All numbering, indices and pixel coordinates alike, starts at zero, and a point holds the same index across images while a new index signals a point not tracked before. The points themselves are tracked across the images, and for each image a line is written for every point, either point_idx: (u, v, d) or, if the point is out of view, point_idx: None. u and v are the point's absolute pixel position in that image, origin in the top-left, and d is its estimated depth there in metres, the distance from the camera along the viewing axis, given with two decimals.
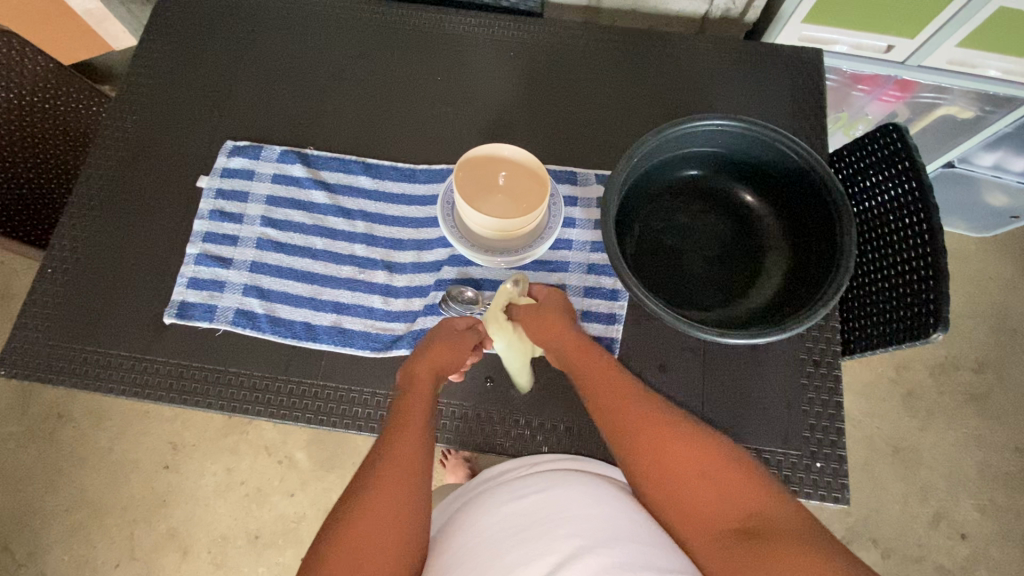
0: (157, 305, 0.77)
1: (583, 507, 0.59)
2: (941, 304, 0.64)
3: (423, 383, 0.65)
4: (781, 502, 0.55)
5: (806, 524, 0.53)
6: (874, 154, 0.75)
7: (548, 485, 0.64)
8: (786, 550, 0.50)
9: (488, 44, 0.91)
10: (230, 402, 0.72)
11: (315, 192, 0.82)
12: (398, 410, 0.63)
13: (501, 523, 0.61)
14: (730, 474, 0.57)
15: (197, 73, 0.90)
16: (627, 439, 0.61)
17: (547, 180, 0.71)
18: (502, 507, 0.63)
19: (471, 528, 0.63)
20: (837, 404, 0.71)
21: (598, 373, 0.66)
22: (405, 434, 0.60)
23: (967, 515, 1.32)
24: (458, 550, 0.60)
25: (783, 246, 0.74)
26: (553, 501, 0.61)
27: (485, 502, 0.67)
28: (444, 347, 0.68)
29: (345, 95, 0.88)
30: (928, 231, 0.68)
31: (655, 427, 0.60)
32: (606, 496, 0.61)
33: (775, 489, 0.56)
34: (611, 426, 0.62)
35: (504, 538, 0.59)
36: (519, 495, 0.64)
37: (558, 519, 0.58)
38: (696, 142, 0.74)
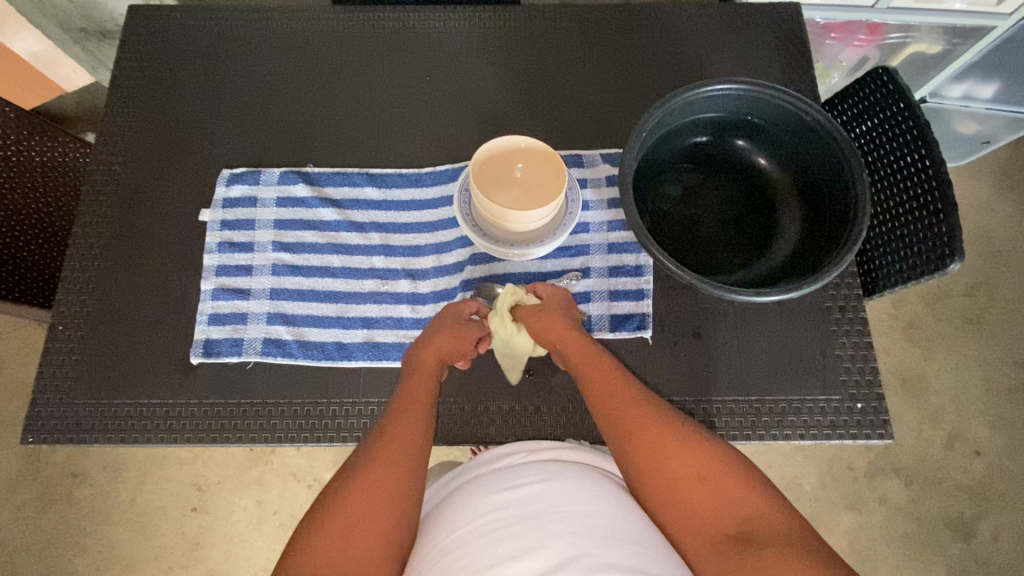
0: (181, 346, 0.75)
1: (580, 503, 0.56)
2: (954, 235, 0.66)
3: (428, 370, 0.67)
4: (778, 508, 0.54)
5: (799, 533, 0.52)
6: (866, 99, 0.77)
7: (548, 474, 0.61)
8: (781, 559, 0.50)
9: (474, 36, 0.90)
10: (275, 433, 0.71)
11: (323, 210, 0.81)
12: (401, 395, 0.65)
13: (495, 512, 0.58)
14: (730, 480, 0.56)
15: (178, 105, 0.87)
16: (629, 438, 0.59)
17: (563, 171, 0.70)
18: (497, 496, 0.59)
19: (461, 516, 0.59)
20: (867, 344, 0.74)
21: (593, 369, 0.65)
22: (404, 422, 0.62)
23: (979, 432, 1.38)
24: (447, 538, 0.57)
25: (795, 199, 0.76)
26: (551, 494, 0.58)
27: (477, 487, 0.63)
28: (447, 341, 0.68)
29: (335, 108, 0.87)
30: (931, 166, 0.70)
31: (656, 428, 0.59)
32: (606, 493, 0.59)
33: (772, 494, 0.55)
34: (611, 424, 0.61)
35: (497, 529, 0.55)
36: (515, 484, 0.60)
37: (554, 513, 0.55)
38: (699, 108, 0.74)
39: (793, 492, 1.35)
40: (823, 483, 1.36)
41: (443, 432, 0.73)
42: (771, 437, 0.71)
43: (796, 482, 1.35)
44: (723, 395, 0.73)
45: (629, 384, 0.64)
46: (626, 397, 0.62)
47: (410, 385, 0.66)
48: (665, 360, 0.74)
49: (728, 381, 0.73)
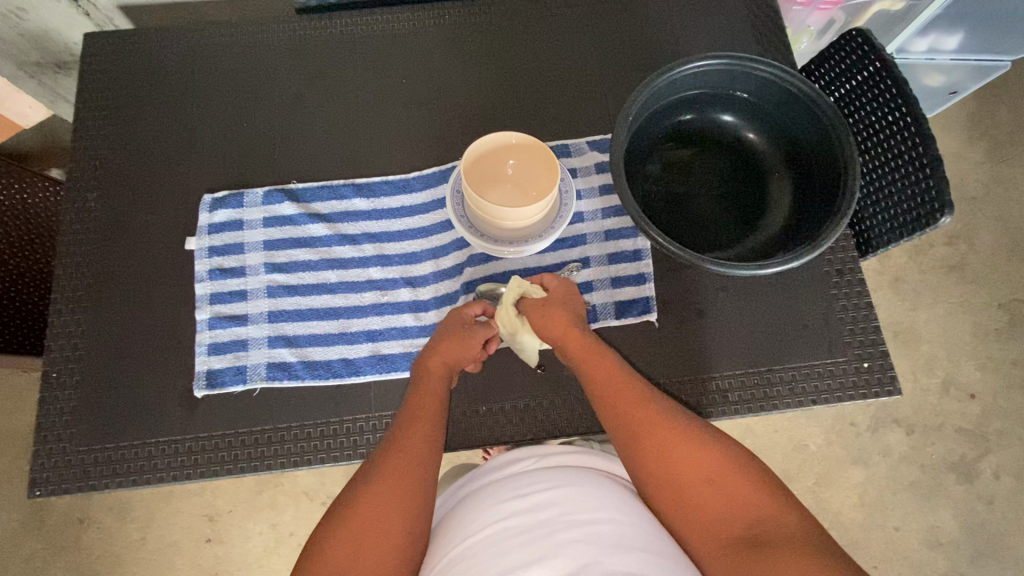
0: (183, 381, 0.73)
1: (590, 510, 0.57)
2: (942, 189, 0.68)
3: (433, 378, 0.67)
4: (787, 508, 0.55)
5: (808, 532, 0.53)
6: (843, 61, 0.78)
7: (559, 481, 0.61)
8: (791, 559, 0.51)
9: (445, 34, 0.88)
10: (290, 457, 0.70)
11: (313, 226, 0.79)
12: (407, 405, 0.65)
13: (505, 521, 0.58)
14: (738, 481, 0.57)
15: (149, 133, 0.84)
16: (638, 441, 0.60)
17: (556, 166, 0.69)
18: (507, 505, 0.60)
19: (472, 525, 0.60)
20: (868, 304, 0.75)
21: (601, 371, 0.65)
22: (413, 433, 0.62)
23: (971, 375, 1.42)
24: (458, 547, 0.58)
25: (784, 168, 0.76)
26: (561, 501, 0.58)
27: (488, 494, 0.63)
28: (451, 346, 0.67)
29: (312, 120, 0.85)
30: (913, 123, 0.71)
31: (664, 429, 0.60)
32: (615, 499, 0.59)
33: (780, 494, 0.56)
34: (618, 428, 0.62)
35: (506, 539, 0.56)
36: (526, 492, 0.60)
37: (565, 521, 0.55)
38: (681, 87, 0.74)
39: (801, 453, 1.38)
40: (828, 442, 1.38)
41: (461, 437, 0.73)
42: (785, 406, 0.72)
43: (802, 444, 1.38)
44: (733, 370, 0.73)
45: (637, 387, 0.64)
46: (635, 400, 0.62)
47: (417, 395, 0.65)
48: (673, 341, 0.74)
49: (736, 355, 0.74)
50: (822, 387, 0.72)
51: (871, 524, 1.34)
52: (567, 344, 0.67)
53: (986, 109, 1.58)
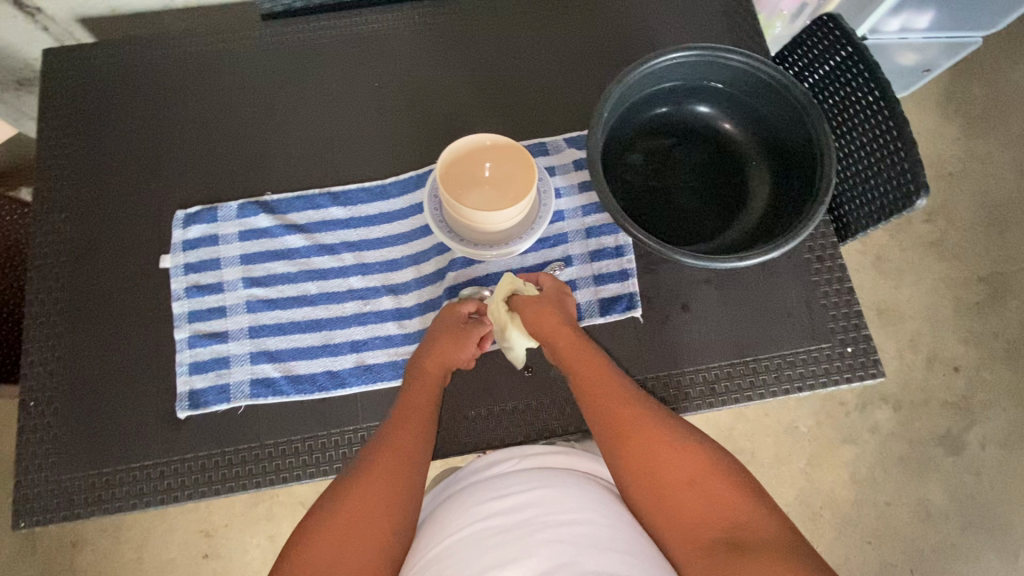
0: (165, 402, 0.72)
1: (569, 511, 0.57)
2: (917, 173, 0.68)
3: (429, 376, 0.68)
4: (763, 511, 0.55)
5: (783, 535, 0.53)
6: (816, 47, 0.78)
7: (538, 482, 0.61)
8: (765, 563, 0.51)
9: (416, 35, 0.87)
10: (279, 474, 0.69)
11: (290, 238, 0.78)
12: (401, 404, 0.66)
13: (483, 523, 0.57)
14: (719, 485, 0.57)
15: (117, 150, 0.82)
16: (623, 439, 0.60)
17: (535, 173, 0.69)
18: (487, 505, 0.60)
19: (450, 527, 0.59)
20: (849, 289, 0.76)
21: (587, 369, 0.66)
22: (404, 433, 0.62)
23: (953, 349, 1.44)
24: (436, 548, 0.57)
25: (761, 157, 0.76)
26: (541, 502, 0.58)
27: (467, 497, 0.63)
28: (450, 343, 0.69)
29: (284, 129, 0.83)
30: (886, 107, 0.71)
31: (650, 430, 0.60)
32: (594, 500, 0.59)
33: (757, 496, 0.57)
34: (602, 427, 0.62)
35: (485, 538, 0.56)
36: (505, 494, 0.60)
37: (543, 521, 0.56)
38: (655, 80, 0.74)
39: (792, 436, 1.39)
40: (818, 422, 1.40)
41: (451, 443, 0.72)
42: (772, 394, 0.72)
43: (793, 426, 1.40)
44: (719, 362, 0.73)
45: (623, 386, 0.65)
46: (619, 399, 0.63)
47: (410, 395, 0.66)
48: (659, 336, 0.74)
49: (722, 346, 0.74)
50: (807, 373, 0.73)
51: (863, 501, 1.36)
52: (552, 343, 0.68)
53: (958, 86, 1.59)
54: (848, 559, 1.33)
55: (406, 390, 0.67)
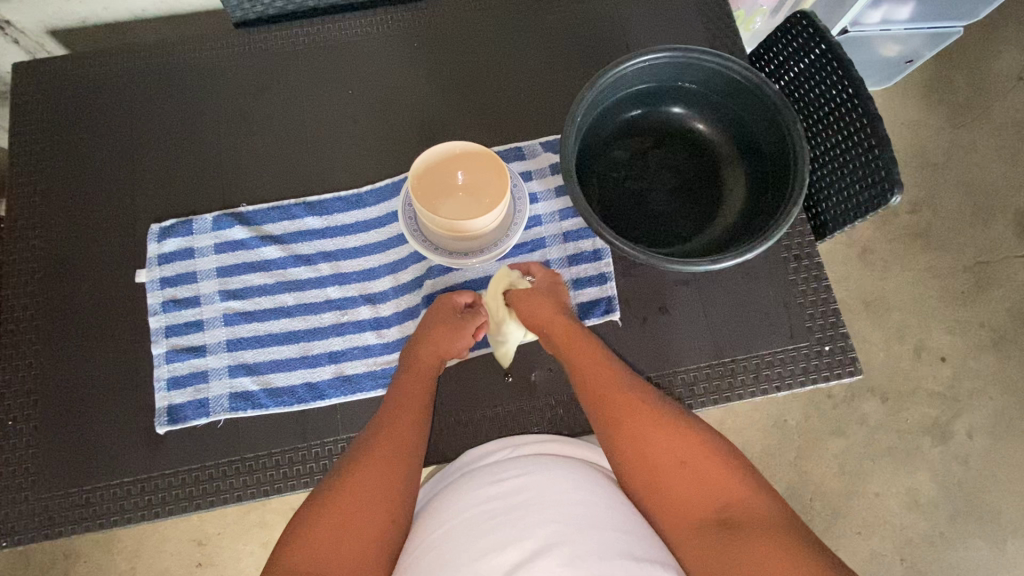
0: (143, 418, 0.72)
1: (563, 492, 0.56)
2: (891, 169, 0.67)
3: (425, 367, 0.69)
4: (759, 492, 0.55)
5: (778, 515, 0.53)
6: (792, 43, 0.77)
7: (531, 466, 0.60)
8: (760, 540, 0.51)
9: (388, 41, 0.86)
10: (259, 486, 0.69)
11: (266, 249, 0.77)
12: (396, 394, 0.66)
13: (478, 508, 0.56)
14: (713, 466, 0.57)
15: (88, 165, 0.82)
16: (616, 426, 0.61)
17: (507, 181, 0.68)
18: (481, 490, 0.58)
19: (445, 513, 0.58)
20: (826, 288, 0.76)
21: (582, 356, 0.67)
22: (398, 424, 0.63)
23: (940, 339, 1.34)
24: (431, 535, 0.57)
25: (737, 156, 0.76)
26: (535, 485, 0.57)
27: (461, 482, 0.62)
28: (442, 332, 0.70)
29: (257, 139, 0.82)
30: (861, 104, 0.70)
31: (643, 414, 0.61)
32: (588, 482, 0.58)
33: (752, 477, 0.56)
34: (597, 413, 0.63)
35: (480, 523, 0.55)
36: (499, 478, 0.59)
37: (538, 503, 0.55)
38: (628, 83, 0.73)
39: (780, 429, 1.32)
40: (807, 416, 1.33)
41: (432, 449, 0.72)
42: (749, 395, 0.73)
43: (781, 420, 1.32)
44: (696, 363, 0.74)
45: (618, 372, 0.65)
46: (614, 384, 0.64)
47: (403, 388, 0.67)
48: (638, 338, 0.75)
49: (701, 347, 0.74)
50: (784, 374, 0.73)
51: (852, 492, 1.29)
52: (549, 331, 0.70)
53: (943, 72, 1.49)
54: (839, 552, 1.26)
55: (398, 381, 0.68)
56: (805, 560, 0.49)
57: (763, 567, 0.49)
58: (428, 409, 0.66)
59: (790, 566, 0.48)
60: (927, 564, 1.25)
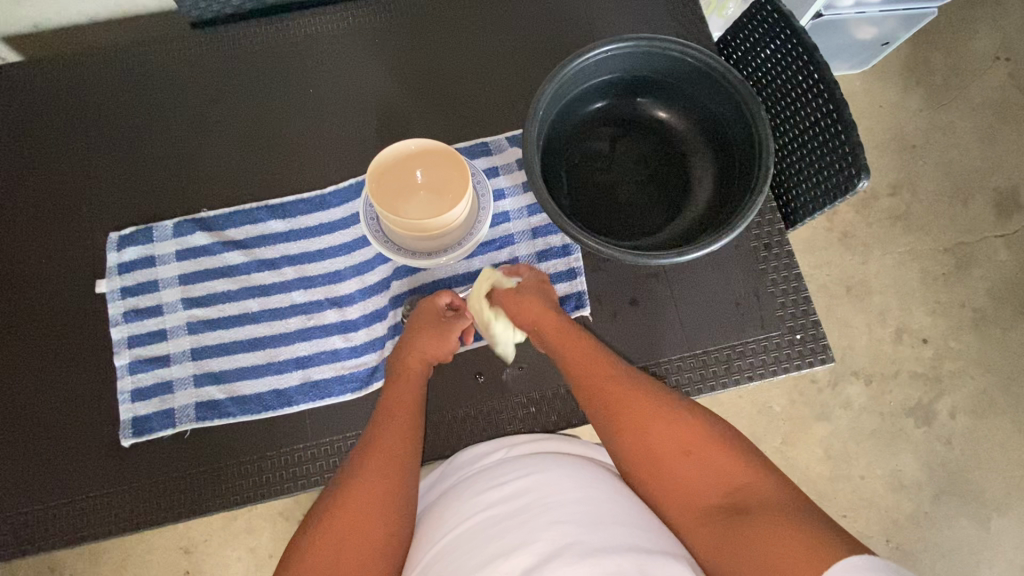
0: (107, 431, 0.70)
1: (566, 493, 0.55)
2: (857, 153, 0.66)
3: (414, 369, 0.67)
4: (765, 473, 0.54)
5: (785, 495, 0.52)
6: (757, 29, 0.76)
7: (533, 468, 0.59)
8: (769, 522, 0.49)
9: (347, 38, 0.84)
10: (229, 496, 0.68)
11: (229, 254, 0.76)
12: (388, 397, 0.64)
13: (483, 513, 0.55)
14: (717, 454, 0.56)
15: (43, 174, 0.80)
16: (615, 423, 0.60)
17: (469, 180, 0.67)
18: (482, 496, 0.57)
19: (451, 519, 0.57)
20: (796, 275, 0.75)
21: (578, 351, 0.65)
22: (391, 426, 0.61)
23: (922, 321, 1.34)
24: (438, 543, 0.55)
25: (704, 146, 0.75)
26: (537, 487, 0.56)
27: (464, 487, 0.61)
28: (432, 337, 0.68)
29: (216, 143, 0.80)
30: (825, 89, 0.69)
31: (640, 406, 0.60)
32: (591, 480, 0.57)
33: (758, 459, 0.55)
34: (596, 409, 0.62)
35: (486, 530, 0.53)
36: (501, 482, 0.58)
37: (543, 505, 0.54)
38: (591, 75, 0.72)
39: (765, 416, 1.31)
40: (792, 402, 1.32)
41: None
42: (721, 386, 0.72)
43: (766, 406, 1.31)
44: (668, 356, 0.73)
45: (614, 365, 0.64)
46: (611, 378, 0.63)
47: (394, 390, 0.65)
48: (609, 332, 0.74)
49: (671, 341, 0.74)
50: (755, 364, 0.73)
51: (837, 475, 1.28)
52: (541, 334, 0.68)
53: (919, 54, 1.49)
54: None
55: (390, 385, 0.66)
56: (813, 540, 0.47)
57: (771, 550, 0.47)
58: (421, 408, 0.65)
59: (800, 542, 0.47)
60: (912, 544, 1.25)
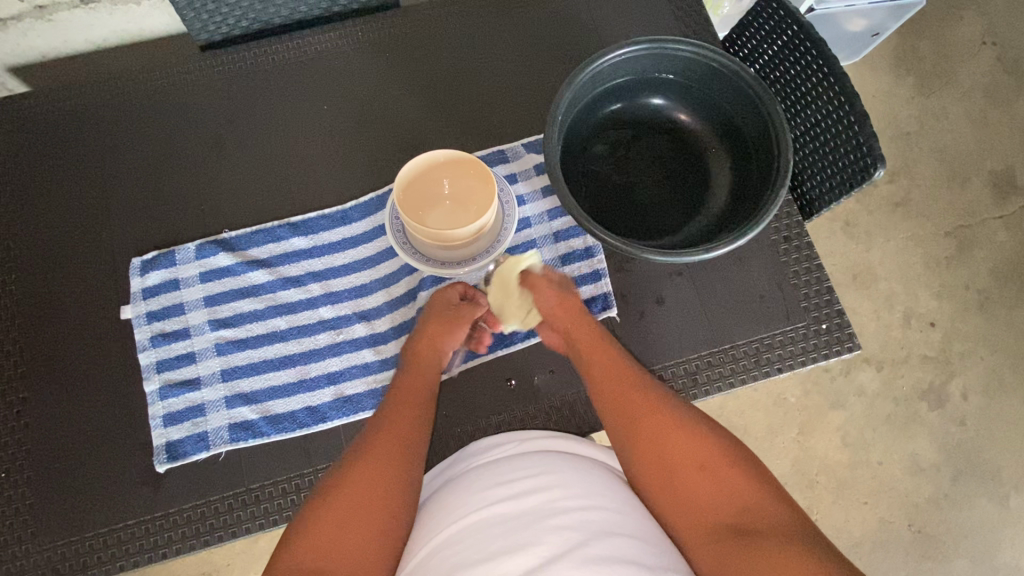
0: (142, 458, 0.70)
1: (575, 497, 0.55)
2: (871, 144, 0.67)
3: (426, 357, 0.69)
4: (774, 498, 0.55)
5: (792, 522, 0.53)
6: (764, 27, 0.77)
7: (545, 466, 0.59)
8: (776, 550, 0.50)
9: (355, 53, 0.85)
10: (268, 516, 0.68)
11: (254, 274, 0.76)
12: (399, 390, 0.65)
13: (489, 509, 0.54)
14: (730, 473, 0.56)
15: (60, 203, 0.79)
16: (633, 427, 0.60)
17: (494, 187, 0.68)
18: (493, 491, 0.56)
19: (453, 512, 0.56)
20: (818, 266, 0.76)
21: (596, 355, 0.67)
22: (398, 423, 0.62)
23: (928, 304, 1.36)
24: (436, 536, 0.55)
25: (719, 142, 0.76)
26: (549, 487, 0.56)
27: (468, 480, 0.60)
28: (450, 322, 0.70)
29: (232, 163, 0.81)
30: (836, 83, 0.71)
31: (659, 416, 0.60)
32: (600, 486, 0.57)
33: (768, 483, 0.56)
34: (614, 415, 0.62)
35: (493, 527, 0.53)
36: (511, 479, 0.57)
37: (551, 508, 0.54)
38: (606, 78, 0.73)
39: (781, 407, 1.31)
40: (807, 392, 1.32)
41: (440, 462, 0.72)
42: (752, 378, 0.73)
43: (782, 397, 1.32)
44: (697, 352, 0.74)
45: (631, 372, 0.65)
46: (630, 386, 0.63)
47: (401, 389, 0.65)
48: (637, 332, 0.74)
49: (699, 337, 0.74)
50: (784, 355, 0.73)
51: (856, 463, 1.29)
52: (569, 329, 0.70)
53: (909, 42, 1.51)
54: (848, 522, 1.26)
55: (397, 383, 0.66)
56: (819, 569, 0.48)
57: None
58: (427, 408, 0.65)
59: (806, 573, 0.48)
60: (934, 527, 1.26)
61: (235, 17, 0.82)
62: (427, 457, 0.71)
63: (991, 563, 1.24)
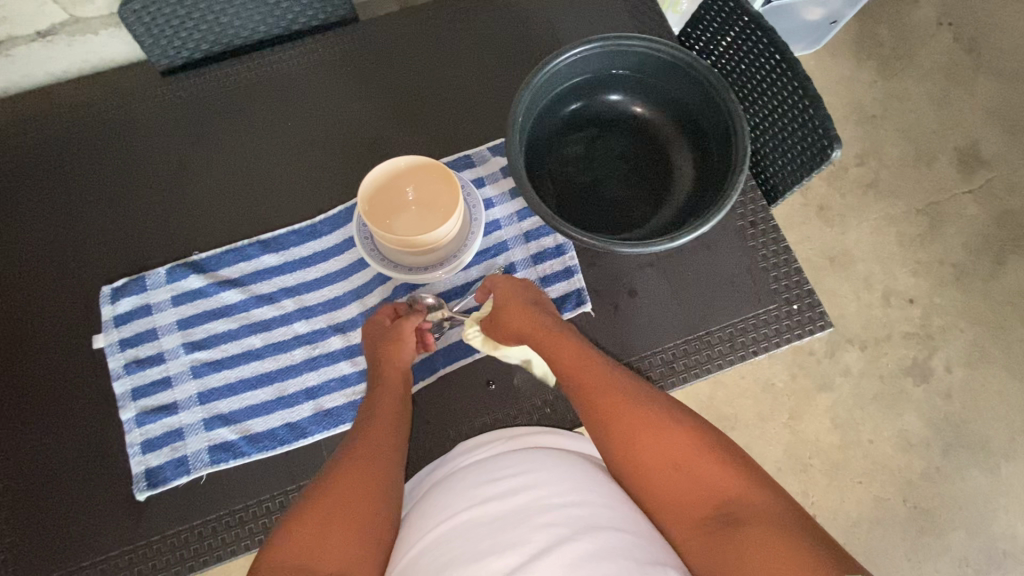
0: (121, 487, 0.69)
1: (562, 493, 0.55)
2: (826, 125, 0.68)
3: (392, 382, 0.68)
4: (757, 486, 0.54)
5: (779, 509, 0.52)
6: (715, 19, 0.79)
7: (529, 465, 0.58)
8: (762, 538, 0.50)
9: (317, 69, 0.85)
10: (252, 537, 0.67)
11: (226, 294, 0.76)
12: (380, 399, 0.66)
13: (476, 510, 0.54)
14: (712, 465, 0.56)
15: (26, 236, 0.79)
16: (614, 428, 0.60)
17: (459, 194, 0.69)
18: (478, 492, 0.56)
19: (440, 513, 0.56)
20: (785, 248, 0.77)
21: (566, 357, 0.66)
22: (382, 430, 0.63)
23: (906, 282, 1.38)
24: (424, 540, 0.54)
25: (679, 134, 0.78)
26: (537, 484, 0.55)
27: (455, 482, 0.60)
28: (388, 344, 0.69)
29: (199, 185, 0.81)
30: (788, 68, 0.72)
31: (640, 416, 0.60)
32: (587, 481, 0.57)
33: (753, 474, 0.55)
34: (594, 416, 0.62)
35: (480, 527, 0.53)
36: (496, 478, 0.57)
37: (536, 506, 0.53)
38: (563, 78, 0.74)
39: (769, 393, 1.32)
40: (793, 376, 1.33)
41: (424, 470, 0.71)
42: (729, 363, 0.74)
43: (769, 382, 1.33)
44: (673, 341, 0.74)
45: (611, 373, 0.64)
46: (610, 385, 0.63)
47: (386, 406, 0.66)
48: (612, 325, 0.75)
49: (673, 325, 0.75)
50: (758, 339, 0.74)
51: (848, 443, 1.30)
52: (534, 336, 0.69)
53: (867, 28, 1.55)
54: (844, 503, 1.27)
55: (376, 398, 0.67)
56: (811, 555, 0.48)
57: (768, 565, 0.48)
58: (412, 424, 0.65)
59: (794, 560, 0.47)
60: (929, 501, 1.27)
61: (194, 40, 0.83)
62: (411, 465, 0.71)
63: (988, 533, 1.25)
